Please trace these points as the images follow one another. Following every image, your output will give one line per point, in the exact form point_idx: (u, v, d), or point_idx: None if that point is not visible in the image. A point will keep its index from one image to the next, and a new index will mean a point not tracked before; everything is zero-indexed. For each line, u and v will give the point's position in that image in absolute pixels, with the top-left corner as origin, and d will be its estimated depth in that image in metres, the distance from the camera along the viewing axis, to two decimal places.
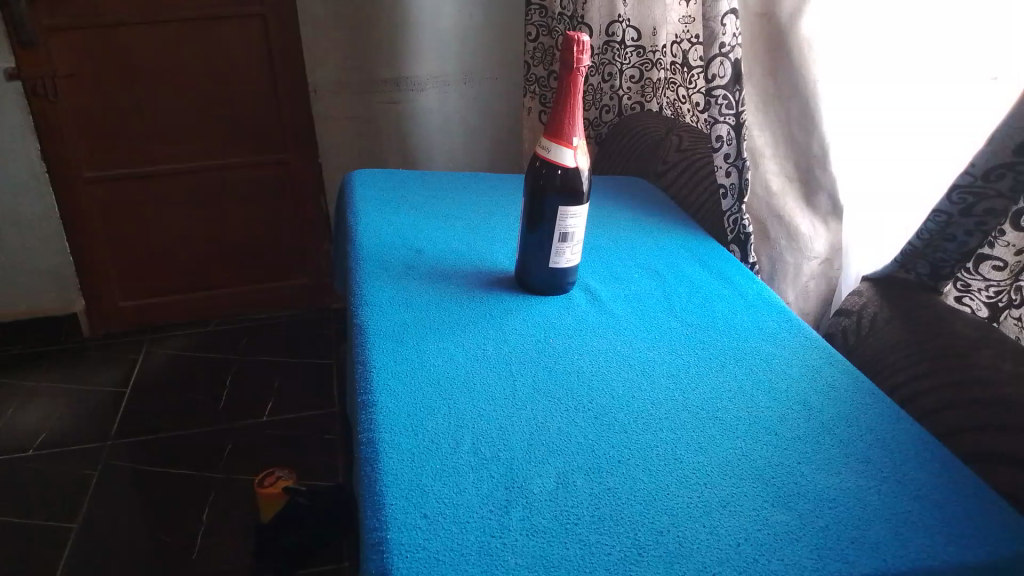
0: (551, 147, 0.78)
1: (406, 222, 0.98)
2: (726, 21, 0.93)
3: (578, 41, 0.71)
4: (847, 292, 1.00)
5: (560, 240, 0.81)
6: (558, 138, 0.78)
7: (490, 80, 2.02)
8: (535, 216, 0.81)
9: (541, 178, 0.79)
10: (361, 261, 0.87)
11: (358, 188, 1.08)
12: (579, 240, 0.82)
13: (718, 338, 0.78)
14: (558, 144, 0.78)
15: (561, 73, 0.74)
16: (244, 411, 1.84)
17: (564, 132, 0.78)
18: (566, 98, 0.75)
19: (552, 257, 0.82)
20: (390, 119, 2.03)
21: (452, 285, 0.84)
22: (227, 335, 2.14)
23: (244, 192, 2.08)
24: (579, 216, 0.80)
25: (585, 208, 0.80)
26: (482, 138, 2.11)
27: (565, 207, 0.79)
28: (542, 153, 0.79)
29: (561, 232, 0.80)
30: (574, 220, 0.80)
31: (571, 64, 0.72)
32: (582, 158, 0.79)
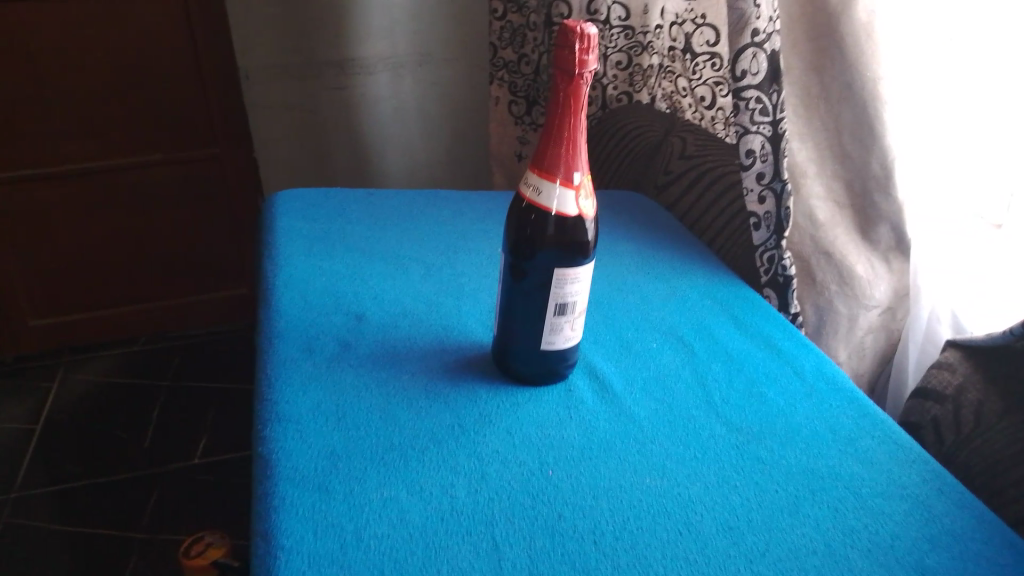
0: (542, 187, 0.55)
1: (343, 270, 0.73)
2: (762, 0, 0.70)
3: (581, 35, 0.48)
4: (929, 366, 0.77)
5: (554, 312, 0.57)
6: (548, 174, 0.54)
7: (449, 62, 1.77)
8: (515, 281, 0.57)
9: (527, 225, 0.56)
10: (277, 336, 0.62)
11: (281, 218, 0.83)
12: (582, 311, 0.58)
13: (782, 453, 0.56)
14: (552, 182, 0.55)
15: (557, 82, 0.51)
16: (175, 448, 1.54)
17: (555, 165, 0.54)
18: (563, 118, 0.52)
19: (546, 337, 0.58)
20: (336, 109, 1.76)
21: (404, 373, 0.60)
22: (156, 357, 1.83)
23: (171, 192, 1.78)
24: (581, 281, 0.56)
25: (589, 268, 0.56)
26: (443, 129, 1.85)
27: (562, 269, 0.55)
28: (531, 194, 0.56)
29: (554, 302, 0.56)
30: (565, 287, 0.56)
31: (572, 71, 0.49)
32: (588, 205, 0.56)
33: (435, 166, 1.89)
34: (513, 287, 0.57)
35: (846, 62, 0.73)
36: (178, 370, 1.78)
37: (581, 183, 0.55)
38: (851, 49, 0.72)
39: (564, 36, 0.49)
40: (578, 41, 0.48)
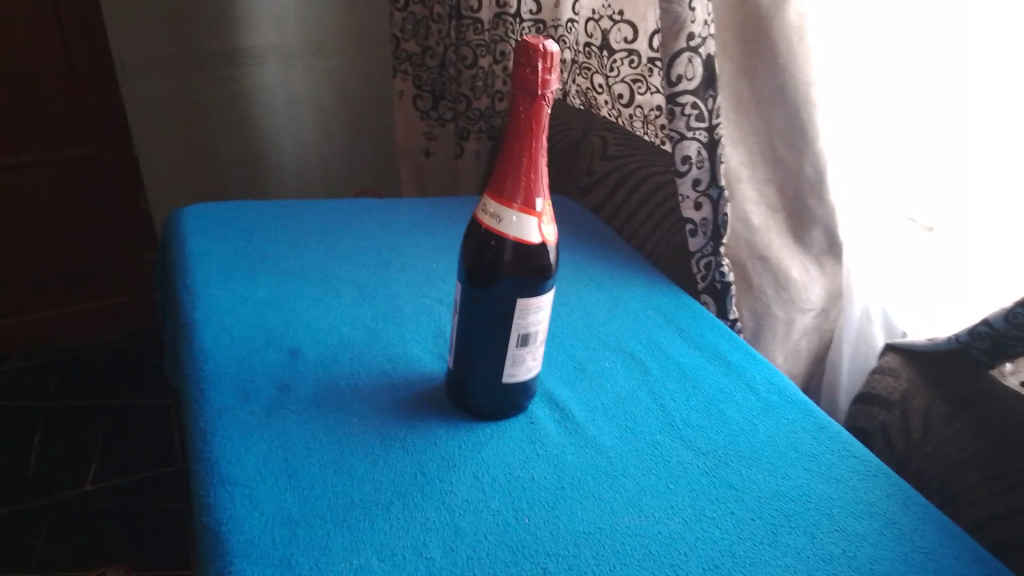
0: (501, 214, 0.51)
1: (268, 298, 0.68)
2: (696, 3, 0.69)
3: (543, 52, 0.45)
4: (865, 368, 0.78)
5: (517, 343, 0.53)
6: (507, 199, 0.51)
7: (342, 52, 1.70)
8: (472, 312, 0.53)
9: (483, 252, 0.52)
10: (206, 382, 0.57)
11: (191, 237, 0.76)
12: (544, 339, 0.55)
13: (752, 477, 0.55)
14: (511, 208, 0.51)
15: (517, 104, 0.47)
16: (63, 476, 1.39)
17: (513, 190, 0.51)
18: (523, 141, 0.49)
19: (508, 369, 0.54)
20: (225, 102, 1.64)
21: (352, 414, 0.55)
22: (34, 375, 1.63)
23: (44, 193, 1.58)
24: (543, 310, 0.53)
25: (551, 296, 0.53)
26: (340, 120, 1.78)
27: (526, 298, 0.52)
28: (490, 221, 0.52)
29: (516, 333, 0.53)
30: (527, 317, 0.53)
31: (535, 91, 0.46)
32: (550, 232, 0.53)
33: (332, 158, 1.81)
34: (471, 319, 0.54)
35: (778, 68, 0.73)
36: (60, 391, 1.60)
37: (541, 209, 0.52)
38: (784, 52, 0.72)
39: (523, 53, 0.45)
40: (541, 60, 0.45)
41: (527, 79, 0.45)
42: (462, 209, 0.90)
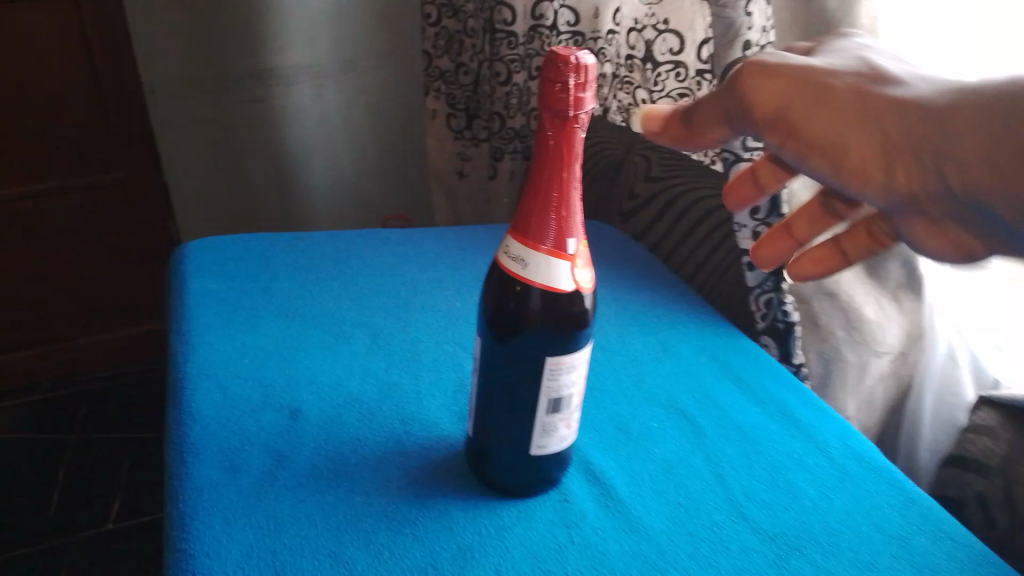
0: (527, 258, 0.43)
1: (271, 347, 0.60)
2: (752, 8, 0.61)
3: (576, 65, 0.38)
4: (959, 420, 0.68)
5: (547, 409, 0.45)
6: (533, 240, 0.43)
7: (374, 71, 1.62)
8: (494, 371, 0.45)
9: (506, 299, 0.44)
10: (190, 452, 0.49)
11: (192, 276, 0.69)
12: (579, 403, 0.47)
13: (830, 569, 0.46)
14: (538, 250, 0.43)
15: (545, 128, 0.40)
16: (82, 516, 1.29)
17: (539, 228, 0.42)
18: (553, 172, 0.41)
19: (537, 441, 0.46)
20: (255, 123, 1.57)
21: (355, 492, 0.48)
22: (62, 406, 1.55)
23: (71, 222, 1.50)
24: (576, 368, 0.45)
25: (585, 352, 0.45)
26: (372, 142, 1.70)
27: (555, 356, 0.44)
28: (514, 266, 0.44)
29: (546, 398, 0.44)
30: (558, 379, 0.44)
31: (565, 113, 0.38)
32: (585, 277, 0.45)
33: (363, 179, 1.73)
34: (493, 380, 0.45)
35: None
36: (82, 424, 1.50)
37: (574, 251, 0.44)
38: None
39: (551, 67, 0.38)
40: (573, 74, 0.37)
41: (556, 97, 0.38)
42: (492, 239, 0.82)
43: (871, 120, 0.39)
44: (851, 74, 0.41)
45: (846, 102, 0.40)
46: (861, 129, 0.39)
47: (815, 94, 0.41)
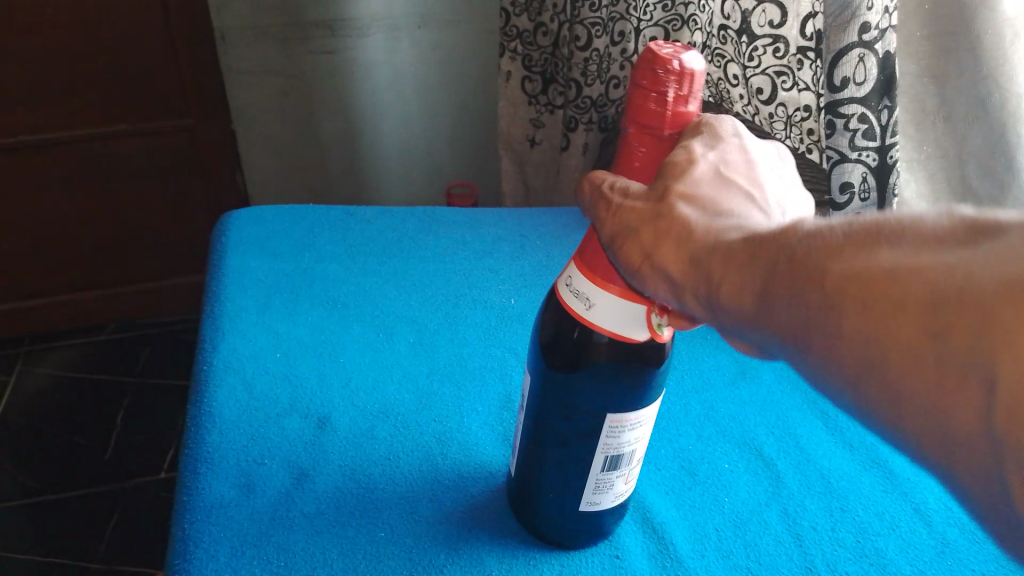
0: (593, 299, 0.36)
1: (306, 340, 0.56)
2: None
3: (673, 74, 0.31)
4: None
5: (602, 469, 0.38)
6: (602, 283, 0.36)
7: (452, 24, 1.45)
8: (547, 413, 0.38)
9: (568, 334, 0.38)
10: (204, 462, 0.45)
11: (231, 257, 0.64)
12: (642, 459, 0.39)
13: None
14: (607, 293, 0.36)
15: (633, 141, 0.35)
16: (133, 464, 1.24)
17: (607, 267, 0.35)
18: None
19: (588, 500, 0.40)
20: (324, 75, 1.45)
21: (379, 524, 0.42)
22: (123, 348, 1.52)
23: (139, 167, 1.45)
24: (641, 427, 0.37)
25: (652, 408, 0.37)
26: (444, 99, 1.54)
27: (618, 413, 0.36)
28: (577, 304, 0.37)
29: (602, 457, 0.37)
30: (618, 439, 0.37)
31: (655, 129, 0.33)
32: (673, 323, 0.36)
33: (435, 138, 1.59)
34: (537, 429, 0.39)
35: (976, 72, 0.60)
36: (147, 365, 1.46)
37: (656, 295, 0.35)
38: (987, 54, 0.59)
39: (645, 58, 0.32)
40: (673, 84, 0.31)
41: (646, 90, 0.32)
42: (559, 227, 0.74)
43: (667, 250, 0.31)
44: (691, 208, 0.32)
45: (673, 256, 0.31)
46: (654, 268, 0.31)
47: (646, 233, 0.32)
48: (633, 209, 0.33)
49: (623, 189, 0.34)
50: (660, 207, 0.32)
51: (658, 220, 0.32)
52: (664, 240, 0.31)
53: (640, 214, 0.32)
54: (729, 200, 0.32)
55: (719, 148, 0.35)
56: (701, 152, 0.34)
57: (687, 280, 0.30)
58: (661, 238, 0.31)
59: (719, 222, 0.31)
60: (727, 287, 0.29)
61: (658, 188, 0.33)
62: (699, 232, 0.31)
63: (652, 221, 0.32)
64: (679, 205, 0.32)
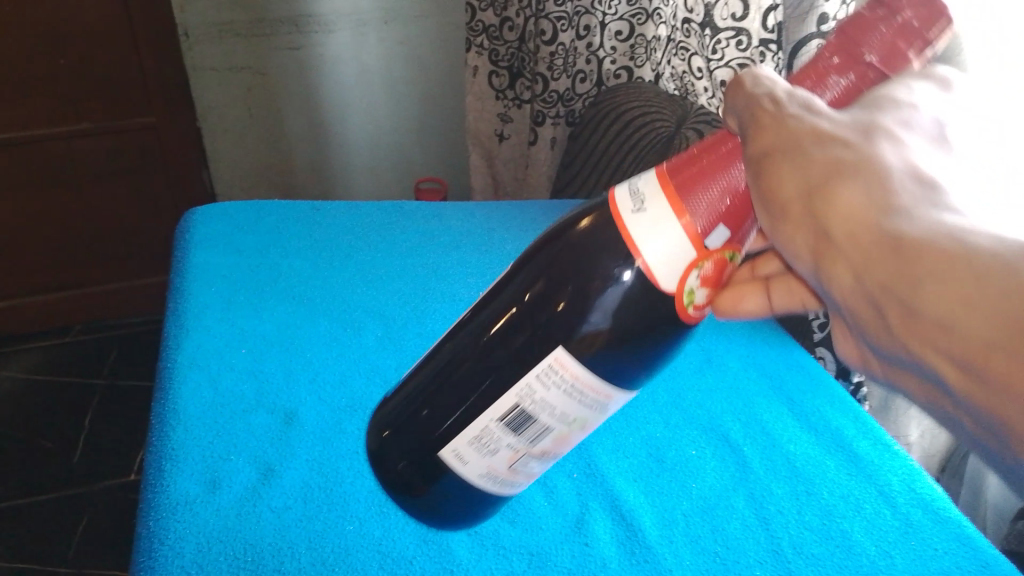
0: (653, 211, 0.30)
1: (271, 335, 0.55)
2: None
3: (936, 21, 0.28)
4: None
5: (502, 420, 0.31)
6: (679, 205, 0.30)
7: (417, 20, 1.44)
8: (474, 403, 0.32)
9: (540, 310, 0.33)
10: (169, 460, 0.44)
11: (195, 253, 0.64)
12: (542, 453, 0.32)
13: None
14: (677, 220, 0.30)
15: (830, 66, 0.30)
16: (105, 465, 1.22)
17: (697, 194, 0.30)
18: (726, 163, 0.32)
19: (462, 451, 0.32)
20: (289, 73, 1.44)
21: (347, 518, 0.42)
22: (89, 349, 1.49)
23: (105, 164, 1.43)
24: (581, 403, 0.30)
25: (592, 388, 0.30)
26: (411, 95, 1.54)
27: (562, 366, 0.30)
28: (629, 208, 0.31)
29: (512, 405, 0.30)
30: (543, 395, 0.30)
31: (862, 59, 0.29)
32: (698, 299, 0.32)
33: (403, 134, 1.58)
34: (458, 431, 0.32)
35: None
36: (113, 366, 1.44)
37: (711, 255, 0.31)
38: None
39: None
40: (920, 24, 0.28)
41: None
42: (525, 220, 0.74)
43: (829, 206, 0.27)
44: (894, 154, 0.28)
45: (842, 214, 0.27)
46: (803, 217, 0.28)
47: (826, 174, 0.28)
48: (812, 130, 0.29)
49: (807, 104, 0.30)
50: (847, 141, 0.28)
51: (835, 165, 0.28)
52: (838, 181, 0.28)
53: (814, 143, 0.29)
54: (925, 149, 0.29)
55: (936, 113, 0.31)
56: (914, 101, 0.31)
57: (840, 240, 0.27)
58: (825, 181, 0.28)
59: (917, 196, 0.27)
60: (873, 275, 0.26)
61: (855, 121, 0.29)
62: (886, 197, 0.27)
63: (832, 160, 0.28)
64: (882, 145, 0.28)
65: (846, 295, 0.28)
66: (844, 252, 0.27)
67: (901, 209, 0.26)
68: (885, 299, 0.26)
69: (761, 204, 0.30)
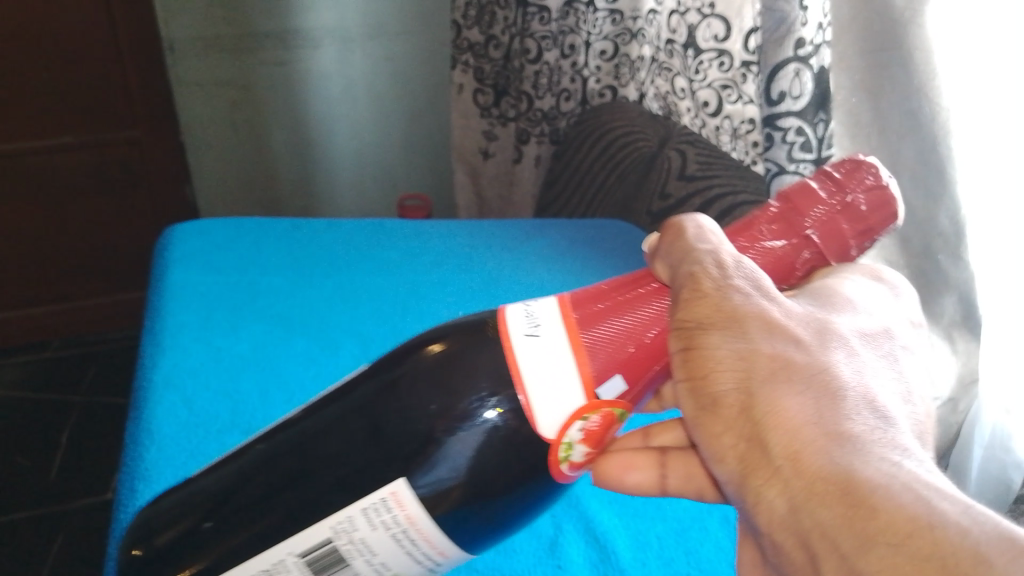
0: (546, 350, 0.32)
1: (247, 355, 0.55)
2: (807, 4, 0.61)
3: (879, 196, 0.31)
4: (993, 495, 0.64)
5: (305, 556, 0.30)
6: (583, 350, 0.32)
7: (403, 36, 1.45)
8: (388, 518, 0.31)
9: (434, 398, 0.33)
10: (140, 480, 0.44)
11: (172, 271, 0.64)
12: None
13: None
14: (575, 364, 0.32)
15: (786, 231, 0.32)
16: (80, 484, 1.21)
17: (599, 345, 0.33)
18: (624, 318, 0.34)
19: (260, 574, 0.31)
20: (275, 88, 1.44)
21: None
22: (67, 364, 1.48)
23: (86, 179, 1.42)
24: (402, 550, 0.30)
25: (415, 537, 0.30)
26: (396, 111, 1.54)
27: (401, 498, 0.30)
28: (521, 337, 0.32)
29: (325, 541, 0.30)
30: (361, 535, 0.30)
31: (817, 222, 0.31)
32: (576, 454, 0.34)
33: (387, 150, 1.58)
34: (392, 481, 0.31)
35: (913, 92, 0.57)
36: (92, 382, 1.43)
37: (598, 411, 0.33)
38: (919, 69, 0.57)
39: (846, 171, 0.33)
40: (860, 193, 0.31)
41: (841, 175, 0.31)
42: (509, 239, 0.75)
43: (772, 418, 0.26)
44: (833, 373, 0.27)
45: (785, 426, 0.26)
46: (738, 421, 0.27)
47: (769, 378, 0.27)
48: (763, 315, 0.28)
49: (755, 279, 0.29)
50: (799, 342, 0.28)
51: (784, 366, 0.27)
52: (780, 395, 0.27)
53: (764, 336, 0.27)
54: (880, 363, 0.30)
55: (882, 321, 0.32)
56: (862, 309, 0.32)
57: (777, 451, 0.26)
58: (770, 385, 0.27)
59: (873, 432, 0.26)
60: (815, 498, 0.25)
61: (808, 318, 0.29)
62: (836, 422, 0.26)
63: (781, 369, 0.27)
64: (830, 360, 0.28)
65: (776, 525, 0.27)
66: (782, 476, 0.26)
67: (852, 439, 0.25)
68: (820, 543, 0.25)
69: (692, 391, 0.29)
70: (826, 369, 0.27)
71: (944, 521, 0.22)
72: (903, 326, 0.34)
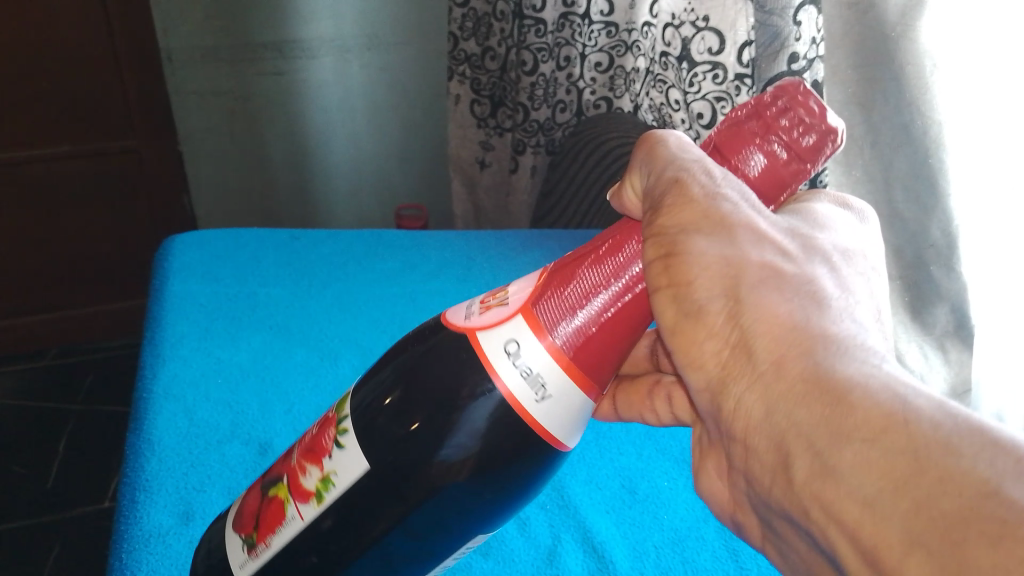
0: (560, 399, 0.30)
1: (247, 365, 0.55)
2: (801, 18, 0.58)
3: (815, 141, 0.27)
4: None
5: None
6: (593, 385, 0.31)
7: (401, 47, 1.46)
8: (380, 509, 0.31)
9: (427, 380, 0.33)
10: (142, 490, 0.45)
11: (172, 281, 0.64)
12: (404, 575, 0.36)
13: None
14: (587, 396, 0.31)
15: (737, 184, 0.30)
16: (78, 493, 1.21)
17: (590, 356, 0.31)
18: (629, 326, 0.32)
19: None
20: (273, 97, 1.44)
21: None
22: (64, 373, 1.48)
23: (84, 187, 1.43)
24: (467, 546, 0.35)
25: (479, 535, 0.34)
26: (395, 122, 1.55)
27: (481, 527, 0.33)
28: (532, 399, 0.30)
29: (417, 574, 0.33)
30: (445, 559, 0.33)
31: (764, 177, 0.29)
32: None
33: (384, 161, 1.59)
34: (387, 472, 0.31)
35: None
36: (88, 391, 1.43)
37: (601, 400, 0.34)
38: (912, 83, 0.60)
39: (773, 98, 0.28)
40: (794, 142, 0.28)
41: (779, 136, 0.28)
42: (505, 249, 0.75)
43: (759, 322, 0.27)
44: (809, 287, 0.27)
45: (772, 329, 0.26)
46: (724, 326, 0.28)
47: (757, 281, 0.27)
48: (750, 226, 0.28)
49: (742, 193, 0.29)
50: (786, 254, 0.28)
51: (774, 274, 0.27)
52: (766, 300, 0.27)
53: (752, 244, 0.28)
54: (859, 280, 0.30)
55: (858, 243, 0.32)
56: (841, 229, 0.32)
57: (766, 356, 0.26)
58: (759, 290, 0.27)
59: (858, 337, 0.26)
60: (799, 401, 0.25)
61: (791, 229, 0.30)
62: (822, 328, 0.26)
63: (766, 274, 0.27)
64: (817, 274, 0.28)
65: (750, 428, 0.27)
66: (764, 378, 0.26)
67: (835, 340, 0.25)
68: (798, 450, 0.24)
69: (675, 299, 0.29)
70: (805, 281, 0.27)
71: (919, 416, 0.22)
72: (872, 243, 0.33)
